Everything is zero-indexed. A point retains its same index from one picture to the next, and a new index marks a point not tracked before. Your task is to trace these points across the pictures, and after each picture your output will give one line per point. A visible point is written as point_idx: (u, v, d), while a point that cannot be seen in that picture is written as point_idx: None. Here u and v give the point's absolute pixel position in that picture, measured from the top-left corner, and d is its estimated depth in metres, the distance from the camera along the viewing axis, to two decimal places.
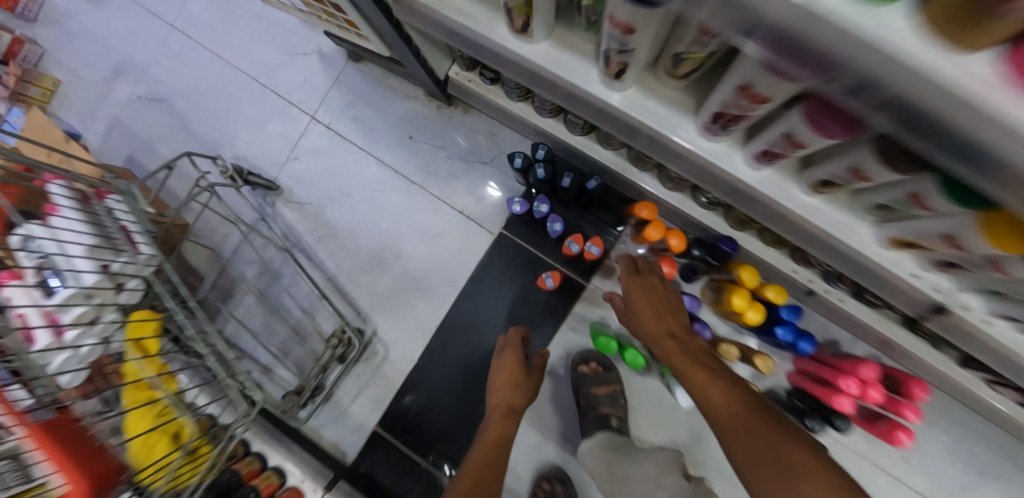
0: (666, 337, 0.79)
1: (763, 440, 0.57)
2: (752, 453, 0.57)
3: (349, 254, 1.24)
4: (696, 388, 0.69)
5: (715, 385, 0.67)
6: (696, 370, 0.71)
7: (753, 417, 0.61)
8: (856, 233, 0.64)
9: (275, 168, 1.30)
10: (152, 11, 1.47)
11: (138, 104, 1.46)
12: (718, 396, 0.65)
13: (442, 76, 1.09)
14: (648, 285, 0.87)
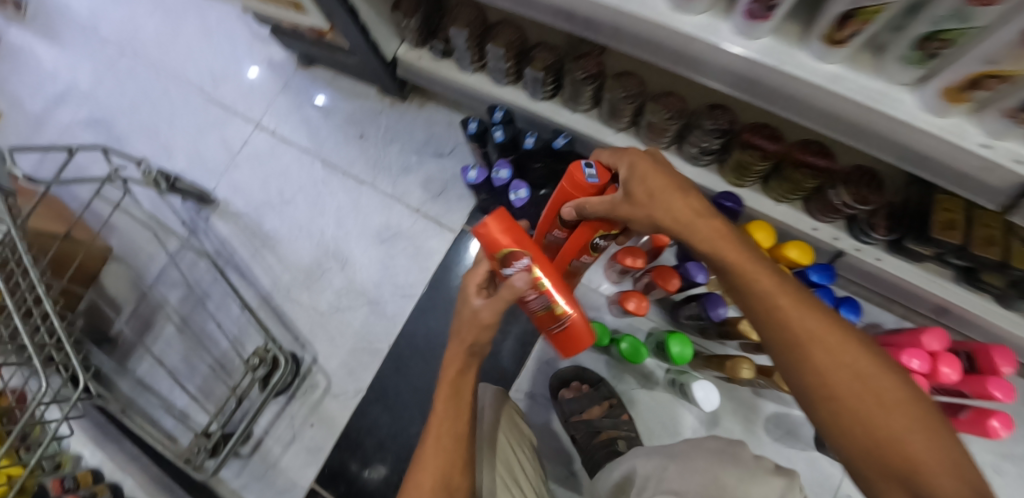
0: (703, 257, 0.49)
1: (884, 444, 0.36)
2: (864, 448, 0.37)
3: (288, 267, 1.06)
4: (766, 324, 0.43)
5: (788, 321, 0.42)
6: (750, 301, 0.45)
7: (870, 377, 0.38)
8: (893, 101, 0.47)
9: (212, 180, 1.16)
10: (101, 37, 1.39)
11: (79, 128, 1.32)
12: (814, 339, 0.40)
13: (392, 57, 0.97)
14: (667, 191, 0.50)
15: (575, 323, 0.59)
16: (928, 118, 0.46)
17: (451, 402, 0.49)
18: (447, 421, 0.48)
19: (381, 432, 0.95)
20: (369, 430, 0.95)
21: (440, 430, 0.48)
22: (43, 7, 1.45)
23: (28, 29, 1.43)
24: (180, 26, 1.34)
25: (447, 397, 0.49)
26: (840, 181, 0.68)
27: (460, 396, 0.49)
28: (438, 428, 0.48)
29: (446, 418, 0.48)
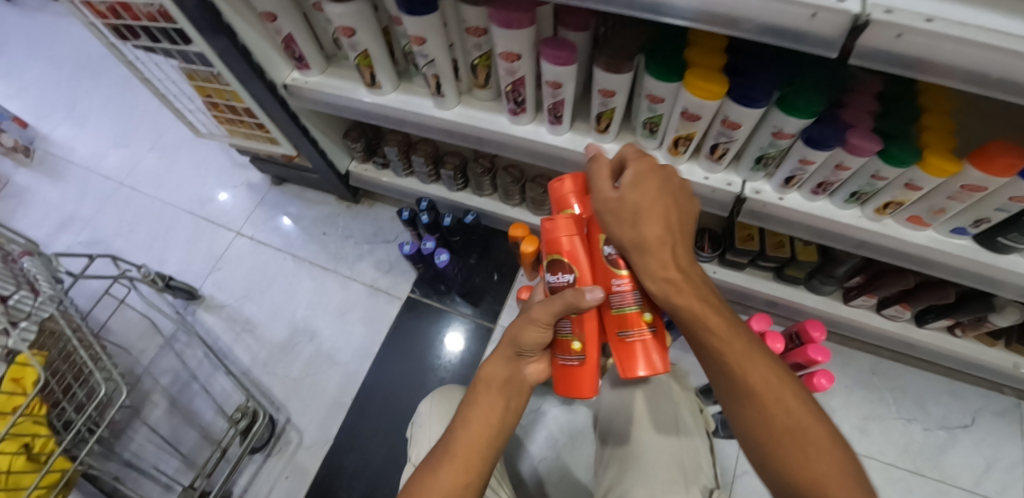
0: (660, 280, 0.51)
1: (790, 445, 0.47)
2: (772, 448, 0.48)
3: (264, 344, 1.26)
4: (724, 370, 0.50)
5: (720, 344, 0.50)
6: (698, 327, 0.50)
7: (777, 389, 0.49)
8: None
9: (200, 280, 1.39)
10: (103, 175, 1.67)
11: (79, 248, 1.55)
12: (734, 359, 0.49)
13: (345, 171, 1.28)
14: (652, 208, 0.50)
15: (584, 366, 0.58)
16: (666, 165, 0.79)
17: (488, 395, 0.59)
18: (484, 422, 0.57)
19: (349, 474, 1.09)
20: (338, 473, 1.10)
21: (475, 429, 0.57)
22: (54, 157, 1.74)
23: (37, 173, 1.70)
24: (175, 162, 1.65)
25: (486, 390, 0.60)
26: None
27: (493, 401, 0.59)
28: (477, 423, 0.57)
29: (483, 420, 0.58)
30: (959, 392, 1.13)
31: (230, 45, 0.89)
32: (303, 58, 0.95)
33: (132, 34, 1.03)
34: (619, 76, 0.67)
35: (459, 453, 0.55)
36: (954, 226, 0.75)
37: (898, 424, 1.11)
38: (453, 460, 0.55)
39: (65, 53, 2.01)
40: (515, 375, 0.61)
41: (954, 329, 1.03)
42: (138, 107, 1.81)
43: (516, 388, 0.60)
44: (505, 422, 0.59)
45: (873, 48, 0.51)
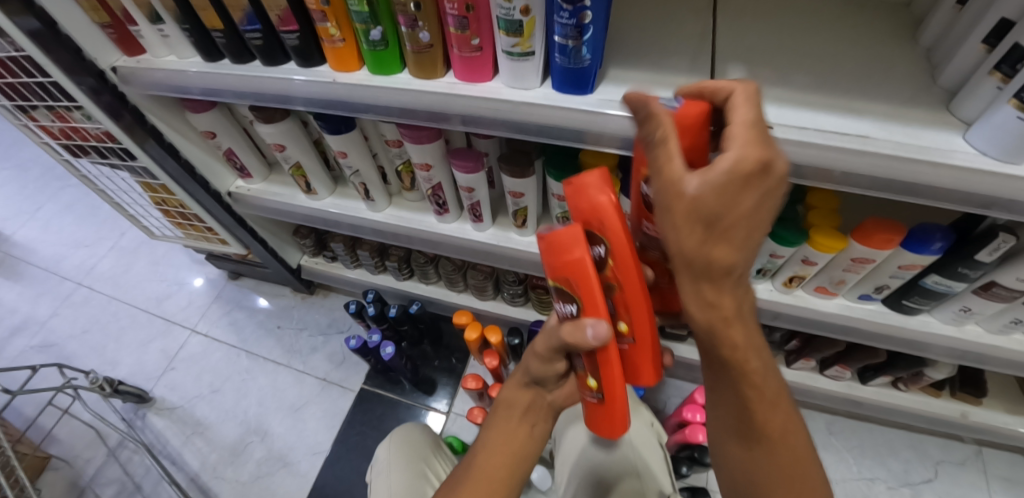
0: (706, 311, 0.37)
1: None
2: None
3: (214, 448, 1.22)
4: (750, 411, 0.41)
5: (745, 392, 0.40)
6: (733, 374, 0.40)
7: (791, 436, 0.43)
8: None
9: (150, 382, 1.35)
10: (61, 275, 1.66)
11: (31, 353, 1.49)
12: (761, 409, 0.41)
13: (296, 264, 1.33)
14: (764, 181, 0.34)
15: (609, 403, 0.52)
16: None
17: (505, 422, 0.58)
18: (503, 445, 0.56)
19: None
20: None
21: (495, 452, 0.56)
22: (11, 260, 1.73)
23: None
24: (134, 261, 1.66)
25: (504, 413, 0.59)
26: None
27: (508, 421, 0.58)
28: (498, 447, 0.56)
29: (503, 443, 0.56)
30: (917, 445, 1.13)
31: (171, 161, 0.94)
32: (245, 168, 1.01)
33: (82, 154, 1.08)
34: (521, 181, 0.73)
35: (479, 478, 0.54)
36: (859, 293, 0.78)
37: (861, 486, 1.09)
38: (481, 486, 0.53)
39: (32, 159, 2.06)
40: (542, 401, 0.60)
41: (899, 384, 1.02)
42: (100, 209, 1.84)
43: (538, 408, 0.59)
44: (528, 448, 0.57)
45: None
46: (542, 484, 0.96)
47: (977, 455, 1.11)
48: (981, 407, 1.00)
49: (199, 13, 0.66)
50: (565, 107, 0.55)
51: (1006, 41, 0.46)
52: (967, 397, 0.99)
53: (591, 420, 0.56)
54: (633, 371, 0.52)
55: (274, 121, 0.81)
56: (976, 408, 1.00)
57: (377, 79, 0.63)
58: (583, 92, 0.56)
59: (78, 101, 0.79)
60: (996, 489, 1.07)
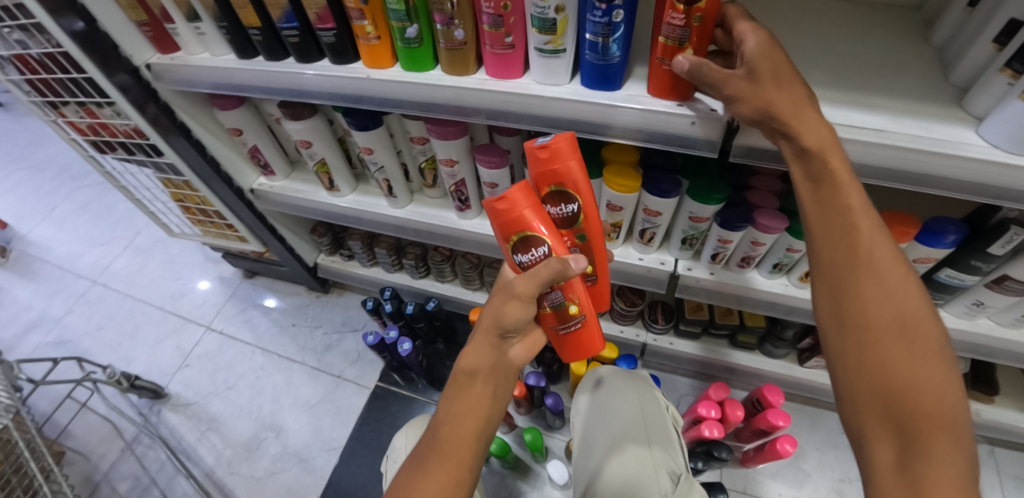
0: (818, 184, 0.47)
1: (922, 411, 0.39)
2: (887, 404, 0.41)
3: (229, 444, 1.23)
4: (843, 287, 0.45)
5: (861, 266, 0.44)
6: (845, 247, 0.46)
7: (926, 342, 0.41)
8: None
9: (166, 378, 1.37)
10: (77, 273, 1.68)
11: (46, 349, 1.50)
12: (872, 277, 0.44)
13: (312, 263, 1.35)
14: (788, 87, 0.46)
15: (586, 326, 0.61)
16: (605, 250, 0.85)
17: (458, 390, 0.51)
18: (452, 415, 0.50)
19: None
20: None
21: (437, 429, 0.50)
22: (27, 257, 1.75)
23: (9, 274, 1.70)
24: (149, 259, 1.68)
25: (457, 378, 0.52)
26: (616, 294, 1.05)
27: (459, 388, 0.51)
28: (451, 419, 0.50)
29: (450, 413, 0.50)
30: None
31: (198, 157, 0.96)
32: (268, 165, 1.04)
33: (108, 150, 1.10)
34: None
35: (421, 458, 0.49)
36: None
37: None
38: (437, 462, 0.48)
39: (50, 159, 2.09)
40: (500, 357, 0.53)
41: None
42: (116, 208, 1.87)
43: (498, 367, 0.52)
44: (484, 415, 0.51)
45: (752, 148, 0.56)
46: (560, 477, 0.95)
47: (989, 455, 1.12)
48: (993, 405, 1.01)
49: (237, 12, 0.69)
50: (593, 102, 0.57)
51: (1017, 38, 0.48)
52: (979, 395, 1.01)
53: (562, 353, 0.64)
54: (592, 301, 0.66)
55: (302, 117, 0.83)
56: (987, 406, 1.01)
57: (409, 75, 0.65)
58: (610, 88, 0.58)
59: (111, 97, 0.81)
60: (1008, 488, 1.08)
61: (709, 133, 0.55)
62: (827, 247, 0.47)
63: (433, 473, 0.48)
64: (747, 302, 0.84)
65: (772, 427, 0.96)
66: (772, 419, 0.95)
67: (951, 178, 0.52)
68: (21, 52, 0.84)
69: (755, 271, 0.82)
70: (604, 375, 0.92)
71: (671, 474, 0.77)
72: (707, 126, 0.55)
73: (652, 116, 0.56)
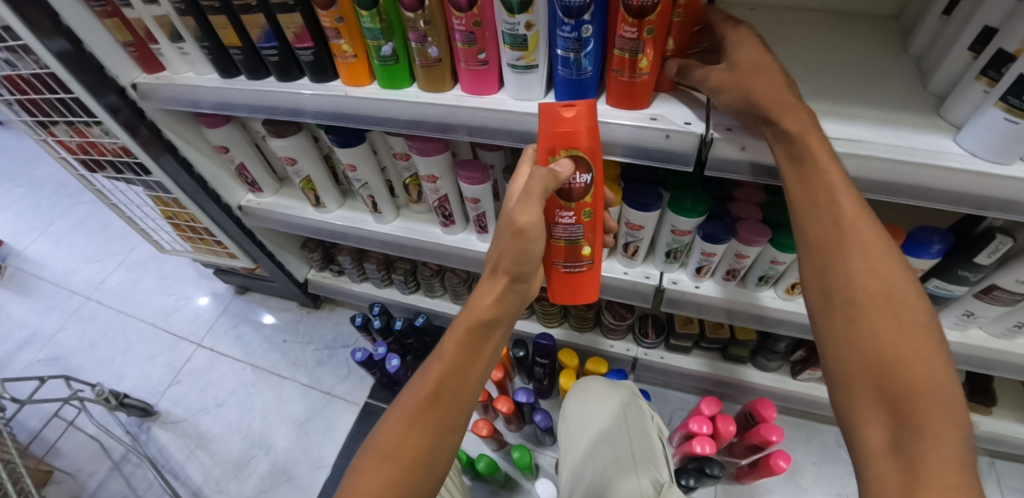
0: (799, 164, 0.48)
1: (914, 388, 0.40)
2: (878, 382, 0.41)
3: (217, 462, 1.21)
4: (830, 267, 0.46)
5: (845, 241, 0.46)
6: (829, 223, 0.47)
7: (911, 316, 0.42)
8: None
9: (156, 395, 1.35)
10: (71, 290, 1.68)
11: (37, 366, 1.49)
12: (856, 251, 0.45)
13: (303, 279, 1.35)
14: None
15: (589, 270, 0.61)
16: None
17: (467, 341, 0.52)
18: (460, 366, 0.51)
19: None
20: None
21: (444, 375, 0.51)
22: (23, 275, 1.75)
23: (3, 292, 1.70)
24: (142, 276, 1.68)
25: (468, 327, 0.52)
26: (605, 307, 1.04)
27: (469, 338, 0.52)
28: (457, 369, 0.51)
29: (458, 363, 0.51)
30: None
31: (185, 175, 0.97)
32: (256, 182, 1.04)
33: (98, 168, 1.11)
34: None
35: (420, 401, 0.50)
36: None
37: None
38: (433, 411, 0.50)
39: (47, 177, 2.10)
40: (514, 308, 0.54)
41: None
42: (112, 225, 1.88)
43: (511, 319, 0.54)
44: (489, 365, 0.53)
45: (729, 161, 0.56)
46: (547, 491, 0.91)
47: (990, 468, 1.09)
48: (992, 416, 0.99)
49: (218, 32, 0.69)
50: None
51: (991, 46, 0.48)
52: (976, 407, 0.99)
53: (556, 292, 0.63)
54: (567, 291, 0.62)
55: (286, 135, 0.83)
56: (985, 418, 0.99)
57: (385, 92, 0.66)
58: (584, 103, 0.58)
59: (98, 117, 0.82)
60: None
61: (683, 149, 0.55)
62: (811, 228, 0.48)
63: (434, 417, 0.50)
64: (735, 316, 0.83)
65: (765, 442, 0.95)
66: (764, 434, 0.93)
67: (931, 188, 0.51)
68: (11, 73, 0.85)
69: (742, 284, 0.81)
70: (592, 382, 0.92)
71: (655, 482, 0.75)
72: (681, 140, 0.54)
73: (626, 131, 0.56)
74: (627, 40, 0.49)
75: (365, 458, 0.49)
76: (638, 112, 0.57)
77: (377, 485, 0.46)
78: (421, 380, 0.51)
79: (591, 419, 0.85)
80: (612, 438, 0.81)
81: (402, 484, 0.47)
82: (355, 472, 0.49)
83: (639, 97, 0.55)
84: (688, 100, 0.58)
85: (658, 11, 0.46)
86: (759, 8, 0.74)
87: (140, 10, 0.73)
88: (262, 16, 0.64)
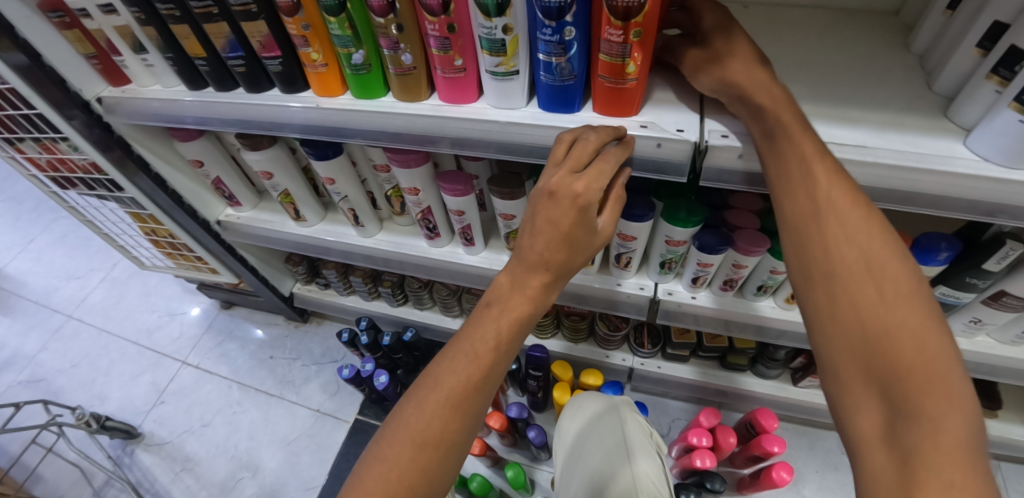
0: (772, 140, 0.44)
1: (905, 368, 0.33)
2: (868, 364, 0.35)
3: (204, 487, 1.17)
4: (800, 237, 0.41)
5: (820, 212, 0.40)
6: (803, 194, 0.41)
7: (896, 284, 0.36)
8: None
9: (139, 417, 1.31)
10: (52, 308, 1.63)
11: (17, 389, 1.44)
12: (834, 222, 0.39)
13: (288, 293, 1.31)
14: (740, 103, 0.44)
15: None
16: (582, 275, 0.81)
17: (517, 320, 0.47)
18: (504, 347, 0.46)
19: None
20: None
21: (492, 365, 0.45)
22: (2, 294, 1.70)
23: None
24: (125, 293, 1.63)
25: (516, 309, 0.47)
26: (599, 317, 1.01)
27: (519, 325, 0.47)
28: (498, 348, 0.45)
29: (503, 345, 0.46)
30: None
31: (160, 192, 0.93)
32: (234, 196, 1.00)
33: (69, 185, 1.06)
34: (512, 203, 0.70)
35: (461, 385, 0.44)
36: None
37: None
38: (469, 394, 0.44)
39: (26, 193, 2.04)
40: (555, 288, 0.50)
41: None
42: (93, 240, 1.82)
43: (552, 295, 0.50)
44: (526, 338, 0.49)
45: (727, 170, 0.52)
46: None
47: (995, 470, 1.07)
48: (997, 419, 0.96)
49: (181, 42, 0.65)
50: (552, 125, 0.54)
51: (1002, 44, 0.45)
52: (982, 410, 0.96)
53: None
54: None
55: (260, 147, 0.79)
56: (991, 421, 0.96)
57: (360, 102, 0.62)
58: (570, 110, 0.55)
59: (63, 134, 0.78)
60: None
61: (675, 160, 0.52)
62: (788, 202, 0.42)
63: (473, 401, 0.44)
64: (734, 326, 0.79)
65: (767, 453, 0.92)
66: (767, 445, 0.91)
67: (941, 194, 0.48)
68: None
69: (740, 293, 0.78)
70: (613, 405, 0.84)
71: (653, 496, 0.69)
72: (674, 149, 0.51)
73: None
74: (612, 43, 0.45)
75: (391, 448, 0.42)
76: (626, 119, 0.53)
77: (407, 472, 0.41)
78: (458, 371, 0.44)
79: (597, 424, 0.81)
80: (616, 442, 0.76)
81: (437, 469, 0.43)
82: (375, 458, 0.42)
83: (629, 104, 0.52)
84: (680, 105, 0.54)
85: (645, 13, 0.43)
86: (752, 5, 0.71)
87: (100, 20, 0.69)
88: (227, 24, 0.60)
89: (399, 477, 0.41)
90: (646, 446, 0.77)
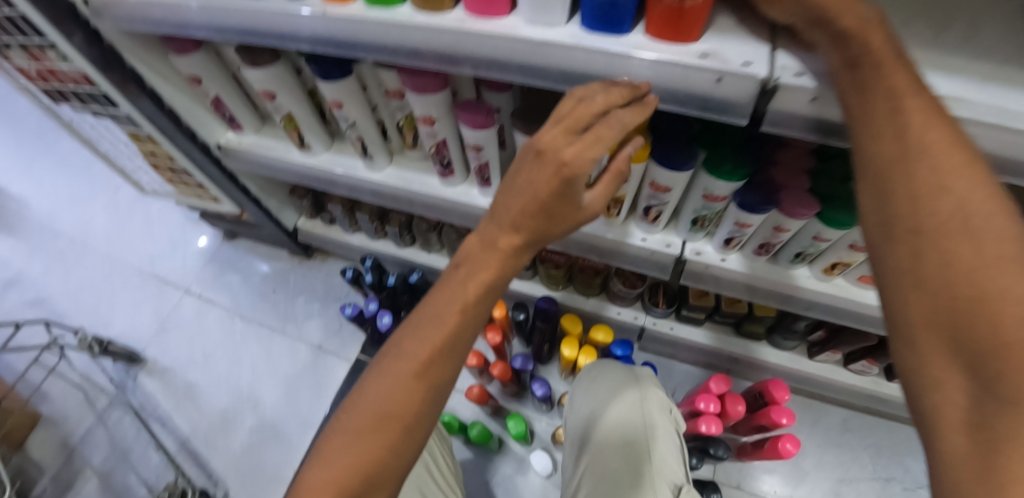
0: (855, 72, 0.34)
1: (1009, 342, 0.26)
2: (956, 333, 0.28)
3: (205, 415, 1.18)
4: (880, 183, 0.33)
5: (911, 154, 0.32)
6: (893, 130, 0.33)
7: (1000, 242, 0.28)
8: None
9: (142, 343, 1.30)
10: (56, 231, 1.60)
11: (23, 309, 1.44)
12: (928, 168, 0.31)
13: (292, 227, 1.27)
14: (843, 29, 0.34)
15: None
16: (605, 227, 0.75)
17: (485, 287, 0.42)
18: (470, 316, 0.41)
19: None
20: None
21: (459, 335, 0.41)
22: (6, 213, 1.67)
23: None
24: (128, 219, 1.59)
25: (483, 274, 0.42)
26: (614, 273, 0.96)
27: (490, 291, 0.42)
28: (459, 316, 0.41)
29: (467, 314, 0.41)
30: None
31: (155, 111, 0.86)
32: (235, 119, 0.92)
33: (61, 98, 0.99)
34: None
35: (417, 354, 0.40)
36: None
37: (874, 484, 1.05)
38: (422, 364, 0.40)
39: (26, 111, 1.97)
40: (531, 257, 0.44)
41: None
42: (96, 163, 1.77)
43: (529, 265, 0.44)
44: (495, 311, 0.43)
45: (794, 116, 0.45)
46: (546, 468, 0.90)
47: None
48: None
49: None
50: (594, 49, 0.46)
51: None
52: None
53: None
54: None
55: (261, 63, 0.71)
56: None
57: (373, 12, 0.53)
58: (618, 32, 0.47)
59: (46, 38, 0.70)
60: None
61: (734, 101, 0.44)
62: (870, 140, 0.34)
63: (431, 374, 0.40)
64: (760, 292, 0.75)
65: (773, 424, 0.91)
66: (774, 416, 0.89)
67: None
68: None
69: (773, 260, 0.72)
70: (641, 371, 0.82)
71: (672, 486, 0.69)
72: (735, 88, 0.43)
73: (668, 74, 0.45)
74: None
75: (350, 419, 0.40)
76: (682, 46, 0.45)
77: (358, 443, 0.39)
78: (420, 342, 0.40)
79: (614, 391, 0.78)
80: (636, 417, 0.74)
81: (393, 447, 0.39)
82: (335, 431, 0.41)
83: (690, 28, 0.44)
84: (748, 35, 0.45)
85: None
86: None
87: None
88: None
89: (353, 449, 0.39)
90: (665, 421, 0.75)
